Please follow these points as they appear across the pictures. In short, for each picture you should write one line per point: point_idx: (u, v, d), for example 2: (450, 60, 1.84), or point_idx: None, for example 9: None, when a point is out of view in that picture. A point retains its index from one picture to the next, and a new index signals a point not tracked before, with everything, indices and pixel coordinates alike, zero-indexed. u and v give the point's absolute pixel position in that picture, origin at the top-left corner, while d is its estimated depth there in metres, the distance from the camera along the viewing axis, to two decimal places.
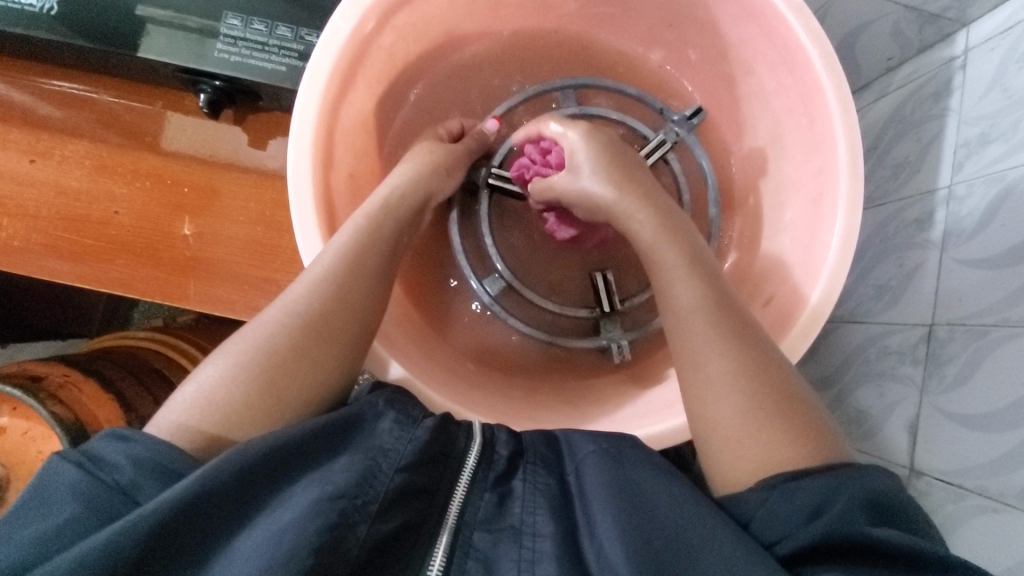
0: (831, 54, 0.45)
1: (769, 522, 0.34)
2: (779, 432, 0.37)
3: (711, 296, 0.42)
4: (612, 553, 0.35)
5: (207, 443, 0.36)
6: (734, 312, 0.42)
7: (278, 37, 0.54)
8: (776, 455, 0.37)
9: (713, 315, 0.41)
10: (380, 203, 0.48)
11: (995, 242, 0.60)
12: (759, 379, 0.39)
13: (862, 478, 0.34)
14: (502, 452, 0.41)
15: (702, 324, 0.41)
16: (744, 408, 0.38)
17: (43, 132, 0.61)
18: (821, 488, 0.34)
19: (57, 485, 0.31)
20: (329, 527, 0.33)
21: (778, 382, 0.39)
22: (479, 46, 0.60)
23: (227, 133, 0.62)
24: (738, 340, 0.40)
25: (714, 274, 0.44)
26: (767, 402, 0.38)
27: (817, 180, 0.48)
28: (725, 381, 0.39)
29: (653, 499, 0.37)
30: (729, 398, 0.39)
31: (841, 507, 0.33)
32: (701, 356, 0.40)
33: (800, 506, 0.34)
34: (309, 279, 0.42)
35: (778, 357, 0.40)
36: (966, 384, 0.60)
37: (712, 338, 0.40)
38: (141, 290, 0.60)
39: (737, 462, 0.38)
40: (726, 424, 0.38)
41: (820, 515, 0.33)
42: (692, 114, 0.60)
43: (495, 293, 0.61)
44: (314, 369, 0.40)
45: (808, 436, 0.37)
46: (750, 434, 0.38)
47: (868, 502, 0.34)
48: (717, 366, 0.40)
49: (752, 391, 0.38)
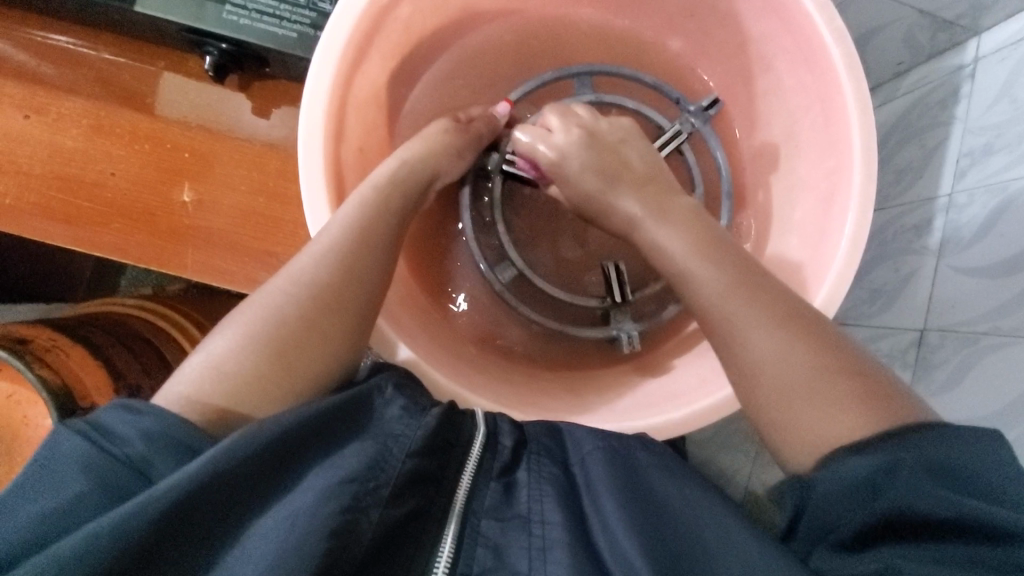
0: (852, 55, 0.45)
1: (822, 508, 0.33)
2: (836, 392, 0.36)
3: (737, 272, 0.42)
4: (627, 548, 0.35)
5: (217, 416, 0.35)
6: (760, 280, 0.41)
7: (290, 3, 0.53)
8: (837, 423, 0.35)
9: (741, 287, 0.41)
10: (388, 176, 0.47)
11: (992, 252, 0.61)
12: (802, 338, 0.38)
13: (914, 444, 0.32)
14: (506, 442, 0.41)
15: (732, 300, 0.40)
16: (795, 372, 0.37)
17: (38, 88, 0.59)
18: (882, 458, 0.32)
19: (63, 457, 0.30)
20: (342, 510, 0.33)
21: (822, 343, 0.38)
22: (493, 24, 0.59)
23: (231, 99, 0.60)
24: (767, 306, 0.40)
25: (729, 248, 0.44)
26: (822, 369, 0.36)
27: (830, 181, 0.49)
28: (773, 356, 0.38)
29: (666, 499, 0.38)
30: (773, 366, 0.37)
31: (906, 479, 0.31)
32: (737, 334, 0.39)
33: (850, 486, 0.32)
34: (316, 251, 0.42)
35: (813, 315, 0.40)
36: (955, 387, 0.62)
37: (749, 314, 0.39)
38: (136, 256, 0.59)
39: (799, 436, 0.36)
40: (778, 398, 0.37)
41: (882, 490, 0.31)
42: (709, 105, 0.59)
43: (506, 281, 0.60)
44: (323, 340, 0.39)
45: (872, 399, 0.35)
46: (807, 402, 0.36)
47: (943, 470, 0.31)
48: (761, 342, 0.38)
49: (804, 361, 0.37)
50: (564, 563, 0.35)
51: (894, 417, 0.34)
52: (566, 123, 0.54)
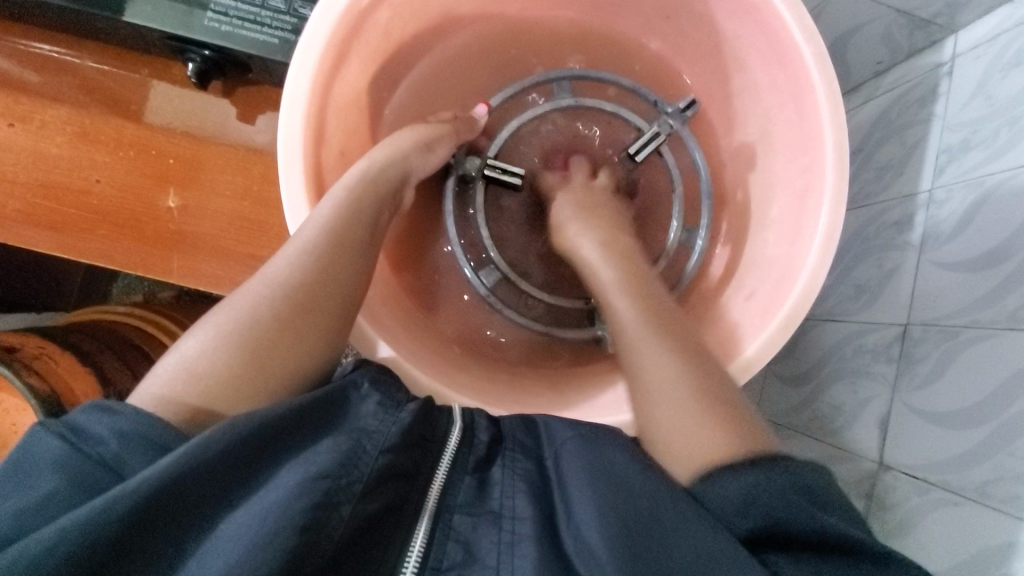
0: (823, 53, 0.46)
1: (716, 509, 0.36)
2: (720, 419, 0.39)
3: (647, 308, 0.47)
4: (589, 536, 0.36)
5: (191, 413, 0.36)
6: (667, 320, 0.46)
7: (272, 9, 0.54)
8: (709, 443, 0.39)
9: (650, 323, 0.45)
10: (363, 178, 0.48)
11: (971, 246, 0.62)
12: (698, 371, 0.42)
13: (789, 467, 0.36)
14: (482, 437, 0.41)
15: (643, 329, 0.45)
16: (689, 401, 0.41)
17: (22, 96, 0.59)
18: (757, 480, 0.35)
19: (40, 455, 0.31)
20: (313, 506, 0.33)
21: (713, 376, 0.42)
22: (475, 27, 0.60)
23: (215, 105, 0.61)
24: (670, 341, 0.44)
25: (651, 290, 0.49)
26: (701, 396, 0.41)
27: (804, 178, 0.49)
28: (662, 381, 0.42)
29: (629, 478, 0.38)
30: (675, 395, 0.41)
31: (773, 500, 0.35)
32: (646, 360, 0.43)
33: (734, 499, 0.35)
34: (292, 253, 0.43)
35: (711, 357, 0.44)
36: (936, 381, 0.63)
37: (648, 345, 0.44)
38: (122, 262, 0.59)
39: (679, 454, 0.39)
40: (674, 418, 0.40)
41: (753, 506, 0.35)
42: (686, 107, 0.60)
43: (490, 285, 0.61)
44: (298, 340, 0.40)
45: (745, 427, 0.39)
46: (693, 422, 0.40)
47: (802, 490, 0.35)
48: (656, 368, 0.43)
49: (688, 390, 0.41)
50: (530, 558, 0.35)
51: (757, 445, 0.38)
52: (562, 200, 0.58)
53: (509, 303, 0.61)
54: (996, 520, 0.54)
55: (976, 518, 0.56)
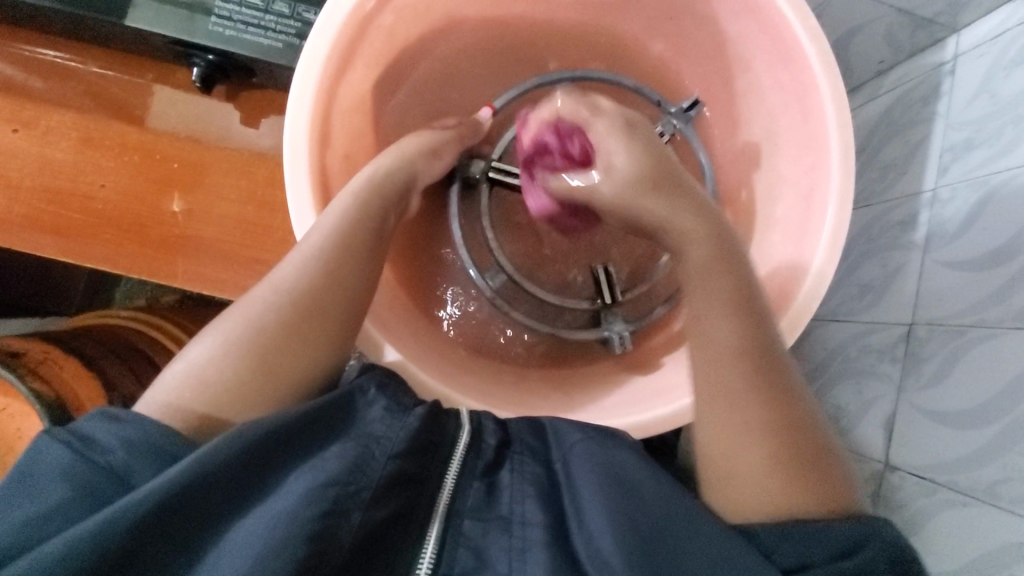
0: (829, 55, 0.46)
1: (794, 554, 0.35)
2: (798, 481, 0.38)
3: (746, 343, 0.43)
4: (601, 542, 0.35)
5: (199, 423, 0.36)
6: (767, 360, 0.42)
7: (276, 13, 0.54)
8: (787, 496, 0.38)
9: (748, 362, 0.42)
10: (367, 182, 0.48)
11: (976, 245, 0.62)
12: (785, 427, 0.40)
13: (884, 532, 0.35)
14: (490, 441, 0.41)
15: (740, 368, 0.42)
16: (768, 456, 0.39)
17: (26, 101, 0.59)
18: (849, 535, 0.35)
19: (45, 465, 0.31)
20: (323, 513, 0.33)
21: (799, 431, 0.40)
22: (478, 30, 0.60)
23: (219, 109, 0.61)
24: (768, 387, 0.41)
25: (763, 319, 0.44)
26: (790, 451, 0.39)
27: (809, 177, 0.49)
28: (750, 428, 0.40)
29: (641, 484, 0.38)
30: (756, 448, 0.39)
31: (864, 560, 0.34)
32: (740, 403, 0.41)
33: (822, 549, 0.34)
34: (297, 259, 0.43)
35: (805, 407, 0.42)
36: (942, 381, 0.62)
37: (738, 386, 0.42)
38: (127, 267, 0.59)
39: (750, 501, 0.38)
40: (748, 467, 0.39)
41: (845, 559, 0.34)
42: (690, 106, 0.60)
43: (496, 286, 0.60)
44: (305, 345, 0.41)
45: (822, 488, 0.38)
46: (769, 479, 0.38)
47: (894, 560, 0.34)
48: (742, 412, 0.41)
49: (768, 442, 0.40)
50: (542, 563, 0.35)
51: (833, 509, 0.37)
52: (597, 120, 0.52)
53: (514, 305, 0.61)
54: (1005, 520, 0.54)
55: (984, 518, 0.56)
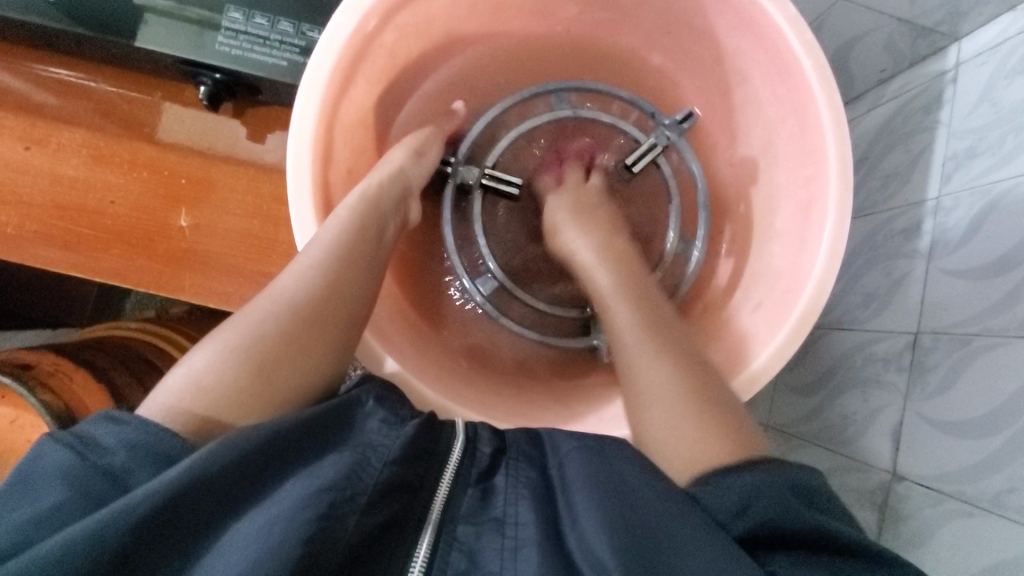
0: (824, 67, 0.46)
1: (718, 510, 0.37)
2: (704, 430, 0.41)
3: (646, 317, 0.48)
4: (593, 539, 0.36)
5: (198, 424, 0.37)
6: (661, 326, 0.48)
7: (280, 32, 0.55)
8: (700, 448, 0.40)
9: (643, 330, 0.47)
10: (363, 198, 0.49)
11: (979, 253, 0.62)
12: (686, 381, 0.44)
13: (782, 471, 0.37)
14: (485, 449, 0.42)
15: (634, 336, 0.47)
16: (675, 409, 0.43)
17: (39, 120, 0.61)
18: (751, 484, 0.37)
19: (45, 468, 0.32)
20: (318, 517, 0.34)
21: (697, 382, 0.44)
22: (480, 46, 0.61)
23: (226, 125, 0.62)
24: (663, 348, 0.46)
25: (650, 295, 0.51)
26: (693, 400, 0.43)
27: (808, 190, 0.49)
28: (656, 387, 0.44)
29: (636, 489, 0.38)
30: (661, 403, 0.43)
31: (773, 502, 0.36)
32: (637, 366, 0.46)
33: (733, 501, 0.36)
34: (299, 269, 0.44)
35: (701, 361, 0.46)
36: (948, 390, 0.62)
37: (640, 353, 0.46)
38: (135, 280, 0.60)
39: (676, 457, 0.41)
40: (660, 427, 0.42)
41: (753, 507, 0.36)
42: (684, 119, 0.61)
43: (487, 292, 0.61)
44: (306, 354, 0.41)
45: (725, 430, 0.41)
46: (681, 431, 0.42)
47: (794, 494, 0.36)
48: (650, 375, 0.45)
49: (672, 397, 0.43)
50: (535, 562, 0.36)
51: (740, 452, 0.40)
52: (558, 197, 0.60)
53: (506, 312, 0.61)
54: (1012, 531, 0.53)
55: (990, 529, 0.55)
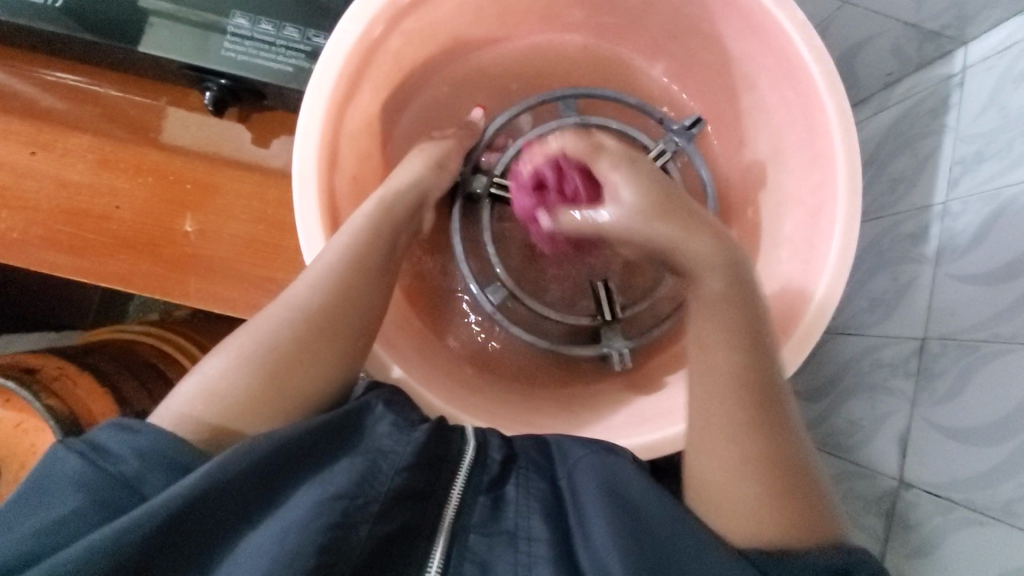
0: (831, 72, 0.46)
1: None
2: (786, 514, 0.39)
3: (750, 375, 0.42)
4: (605, 555, 0.36)
5: (210, 434, 0.37)
6: (765, 389, 0.42)
7: (286, 38, 0.55)
8: (776, 527, 0.38)
9: (747, 393, 0.41)
10: (379, 204, 0.48)
11: (987, 259, 0.61)
12: (780, 460, 0.40)
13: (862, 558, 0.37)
14: (495, 456, 0.41)
15: (738, 400, 0.41)
16: (763, 489, 0.39)
17: (45, 125, 0.61)
18: (834, 567, 0.36)
19: (60, 474, 0.32)
20: (331, 525, 0.34)
21: (790, 461, 0.40)
22: (485, 51, 0.60)
23: (231, 130, 0.62)
24: (763, 419, 0.41)
25: (760, 343, 0.44)
26: (781, 481, 0.39)
27: (816, 196, 0.49)
28: (743, 460, 0.40)
29: (643, 501, 0.38)
30: (748, 479, 0.40)
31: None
32: (731, 432, 0.41)
33: (809, 574, 0.36)
34: (310, 276, 0.43)
35: (796, 435, 0.42)
36: (956, 397, 0.61)
37: (719, 425, 0.41)
38: (141, 285, 0.60)
39: (741, 527, 0.39)
40: (738, 499, 0.39)
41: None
42: (692, 124, 0.60)
43: (496, 302, 0.60)
44: (317, 363, 0.41)
45: (809, 518, 0.39)
46: (757, 508, 0.39)
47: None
48: (740, 445, 0.40)
49: (761, 476, 0.40)
50: (547, 567, 0.36)
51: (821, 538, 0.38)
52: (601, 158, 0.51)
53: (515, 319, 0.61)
54: None
55: (1000, 538, 0.55)
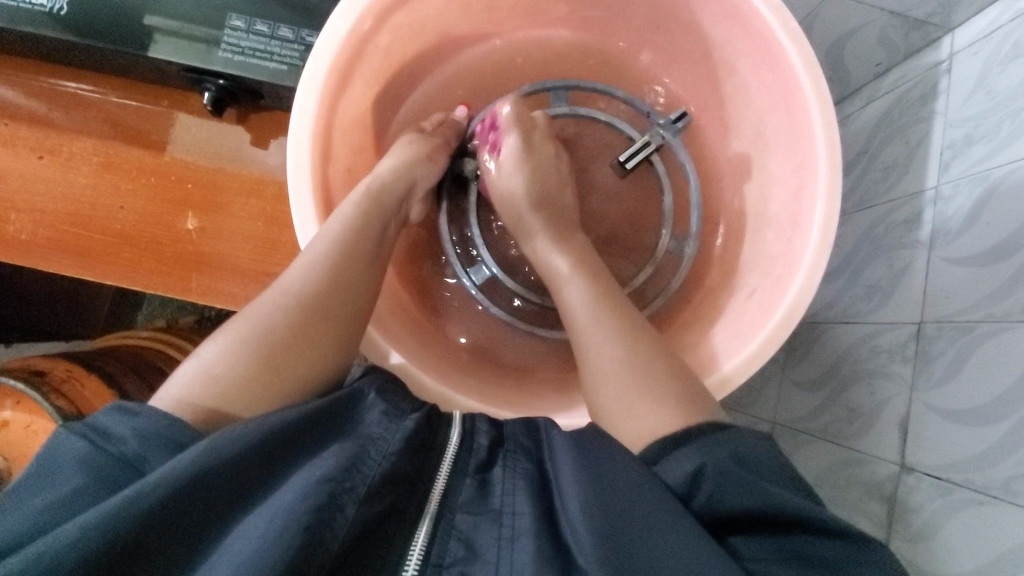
0: (810, 54, 0.47)
1: (674, 483, 0.38)
2: (659, 403, 0.43)
3: (597, 293, 0.50)
4: (578, 527, 0.36)
5: (207, 416, 0.38)
6: (614, 302, 0.49)
7: (280, 38, 0.56)
8: (656, 420, 0.42)
9: (596, 305, 0.49)
10: (367, 194, 0.50)
11: (980, 240, 0.61)
12: (639, 355, 0.46)
13: (729, 444, 0.39)
14: (481, 441, 0.43)
15: (587, 312, 0.49)
16: (629, 382, 0.44)
17: (51, 131, 0.63)
18: (695, 461, 0.38)
19: (63, 457, 0.33)
20: (318, 507, 0.34)
21: (652, 357, 0.45)
22: (474, 47, 0.62)
23: (230, 131, 0.64)
24: (618, 325, 0.47)
25: (601, 274, 0.52)
26: (647, 373, 0.44)
27: (798, 175, 0.50)
28: (606, 360, 0.46)
29: (616, 475, 0.38)
30: (615, 377, 0.45)
31: (718, 475, 0.37)
32: (588, 342, 0.47)
33: (682, 477, 0.38)
34: (304, 264, 0.45)
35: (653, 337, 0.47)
36: (953, 378, 0.61)
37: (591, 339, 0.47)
38: (144, 283, 0.62)
39: (631, 428, 0.43)
40: (615, 400, 0.44)
41: (703, 482, 0.37)
42: (677, 119, 0.62)
43: (479, 282, 0.61)
44: (312, 345, 0.42)
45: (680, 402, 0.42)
46: (635, 404, 0.43)
47: (744, 465, 0.38)
48: (598, 349, 0.46)
49: (626, 370, 0.45)
50: (530, 550, 0.36)
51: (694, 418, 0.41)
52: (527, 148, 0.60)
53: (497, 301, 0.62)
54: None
55: (1001, 517, 0.54)
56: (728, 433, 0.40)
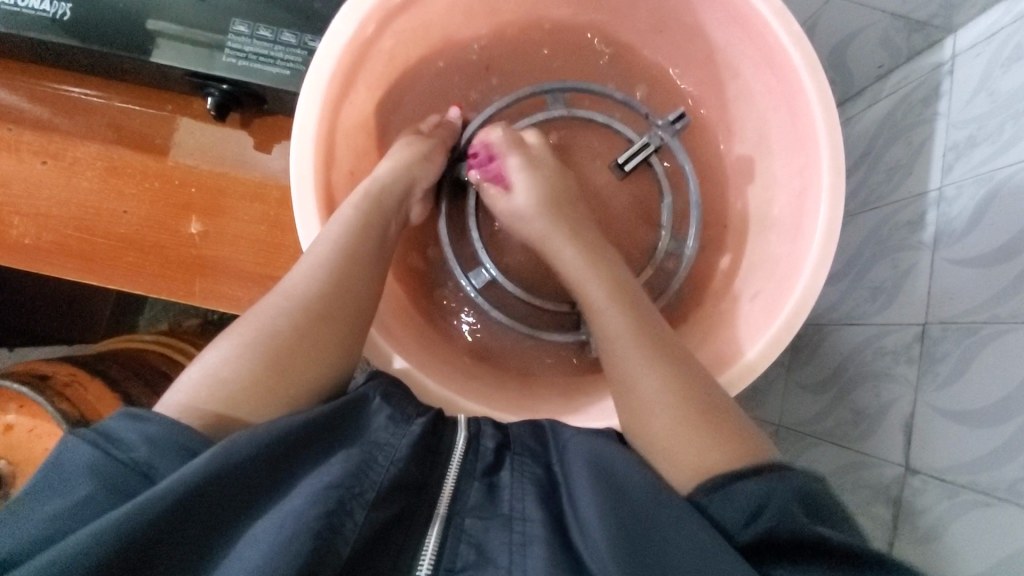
0: (812, 56, 0.47)
1: (726, 517, 0.37)
2: (712, 441, 0.41)
3: (639, 322, 0.48)
4: (594, 531, 0.36)
5: (214, 420, 0.38)
6: (657, 332, 0.47)
7: (283, 43, 0.57)
8: (708, 459, 0.40)
9: (639, 335, 0.47)
10: (365, 196, 0.50)
11: (984, 242, 0.61)
12: (686, 389, 0.44)
13: (791, 480, 0.37)
14: (488, 445, 0.43)
15: (630, 342, 0.46)
16: (678, 419, 0.42)
17: (56, 135, 0.63)
18: (753, 496, 0.37)
19: (71, 463, 0.33)
20: (327, 513, 0.34)
21: (699, 390, 0.44)
22: (476, 51, 0.62)
23: (233, 135, 0.64)
24: (663, 359, 0.45)
25: (640, 300, 0.50)
26: (697, 408, 0.43)
27: (802, 176, 0.50)
28: (653, 394, 0.44)
29: (630, 481, 0.39)
30: (664, 413, 0.43)
31: (776, 511, 0.36)
32: (635, 373, 0.45)
33: (736, 511, 0.37)
34: (306, 266, 0.45)
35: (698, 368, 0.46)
36: (958, 380, 0.61)
37: (638, 358, 0.46)
38: (149, 287, 0.62)
39: (682, 467, 0.41)
40: (663, 437, 0.42)
41: (759, 516, 0.36)
42: (675, 119, 0.62)
43: (479, 286, 0.62)
44: (316, 347, 0.42)
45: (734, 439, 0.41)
46: (686, 442, 0.41)
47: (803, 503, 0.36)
48: (644, 380, 0.44)
49: (674, 405, 0.43)
50: (541, 557, 0.36)
51: (748, 456, 0.40)
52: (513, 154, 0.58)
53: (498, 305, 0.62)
54: None
55: (1008, 519, 0.54)
56: (789, 467, 0.38)
